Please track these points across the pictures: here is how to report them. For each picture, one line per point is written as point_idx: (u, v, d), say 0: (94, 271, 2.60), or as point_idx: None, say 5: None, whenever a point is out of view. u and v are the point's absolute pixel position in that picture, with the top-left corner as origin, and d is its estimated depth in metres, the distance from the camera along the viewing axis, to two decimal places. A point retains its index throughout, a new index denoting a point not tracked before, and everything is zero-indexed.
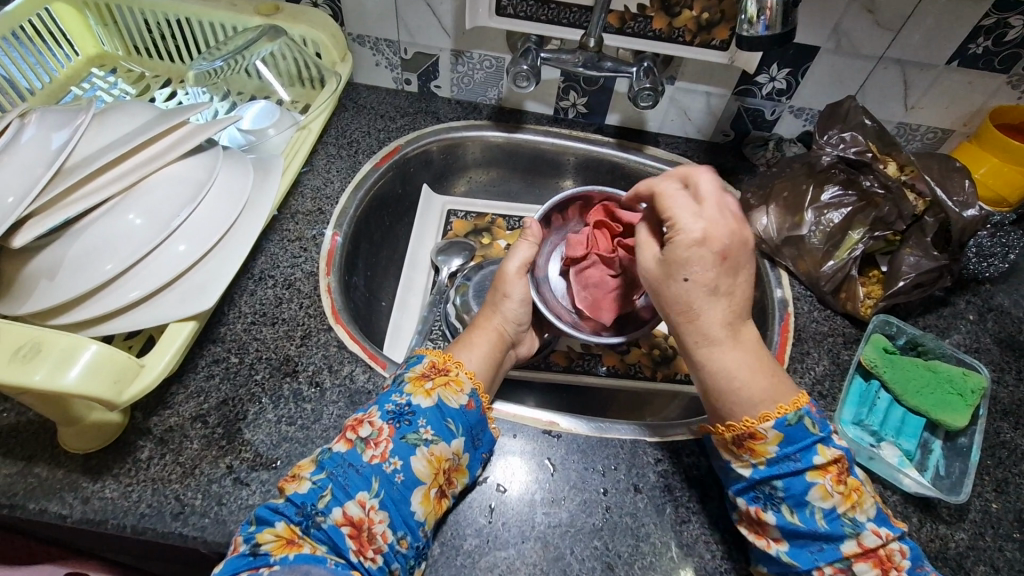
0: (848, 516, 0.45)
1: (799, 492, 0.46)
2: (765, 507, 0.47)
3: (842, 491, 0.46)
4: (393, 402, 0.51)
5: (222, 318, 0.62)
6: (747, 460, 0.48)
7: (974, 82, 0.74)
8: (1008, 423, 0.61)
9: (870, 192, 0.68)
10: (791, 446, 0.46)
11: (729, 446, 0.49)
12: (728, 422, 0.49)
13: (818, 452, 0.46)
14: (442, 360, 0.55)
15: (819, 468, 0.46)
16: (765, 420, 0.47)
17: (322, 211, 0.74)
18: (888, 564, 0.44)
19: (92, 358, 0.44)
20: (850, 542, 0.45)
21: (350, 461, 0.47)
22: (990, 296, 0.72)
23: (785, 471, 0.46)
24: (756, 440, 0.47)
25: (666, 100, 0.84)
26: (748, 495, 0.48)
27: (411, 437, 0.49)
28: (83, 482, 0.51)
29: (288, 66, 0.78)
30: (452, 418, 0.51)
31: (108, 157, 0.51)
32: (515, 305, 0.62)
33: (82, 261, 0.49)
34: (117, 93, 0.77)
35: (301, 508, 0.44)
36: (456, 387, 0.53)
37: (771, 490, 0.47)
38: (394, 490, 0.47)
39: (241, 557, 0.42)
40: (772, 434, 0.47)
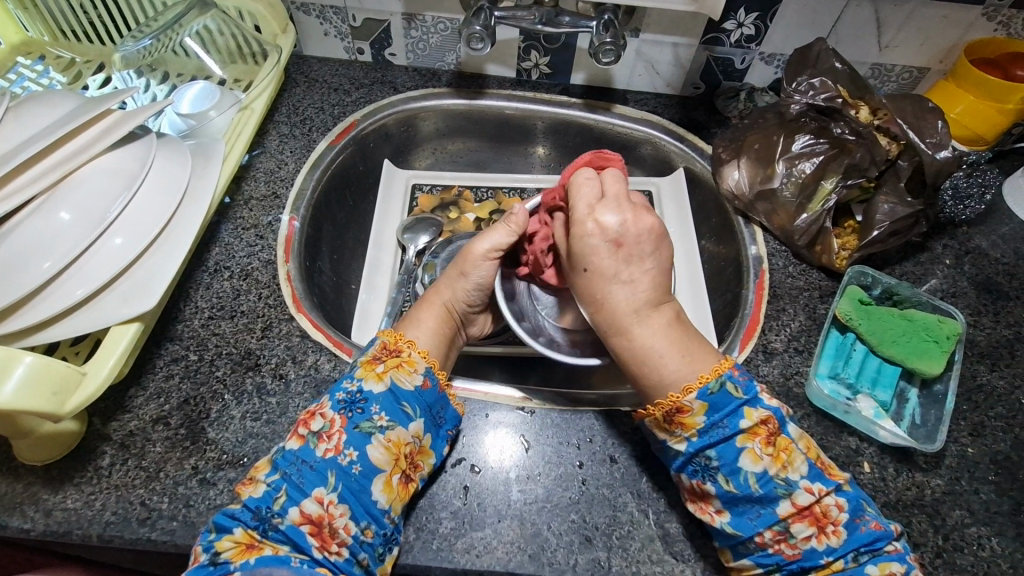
0: (780, 477, 0.45)
1: (731, 459, 0.46)
2: (703, 479, 0.47)
3: (772, 453, 0.45)
4: (345, 389, 0.50)
5: (179, 315, 0.60)
6: (680, 435, 0.47)
7: (948, 15, 0.71)
8: (984, 366, 0.61)
9: (841, 139, 0.66)
10: (717, 414, 0.46)
11: (663, 425, 0.49)
12: (655, 401, 0.49)
13: (744, 415, 0.46)
14: (393, 340, 0.53)
15: (747, 433, 0.46)
16: (686, 393, 0.47)
17: (277, 194, 0.70)
18: (824, 520, 0.45)
19: (26, 371, 0.42)
20: (784, 504, 0.45)
21: (303, 457, 0.46)
22: (968, 239, 0.71)
23: (715, 440, 0.46)
24: (683, 414, 0.47)
25: (631, 54, 0.80)
26: (688, 469, 0.48)
27: (364, 426, 0.48)
28: (44, 493, 0.50)
29: (226, 41, 0.73)
30: (407, 401, 0.50)
31: (26, 153, 0.47)
32: (468, 286, 0.58)
33: (9, 265, 0.46)
34: (47, 82, 0.72)
35: (257, 512, 0.44)
36: (409, 368, 0.51)
37: (705, 461, 0.46)
38: (352, 481, 0.46)
39: (202, 568, 0.42)
40: (697, 405, 0.47)
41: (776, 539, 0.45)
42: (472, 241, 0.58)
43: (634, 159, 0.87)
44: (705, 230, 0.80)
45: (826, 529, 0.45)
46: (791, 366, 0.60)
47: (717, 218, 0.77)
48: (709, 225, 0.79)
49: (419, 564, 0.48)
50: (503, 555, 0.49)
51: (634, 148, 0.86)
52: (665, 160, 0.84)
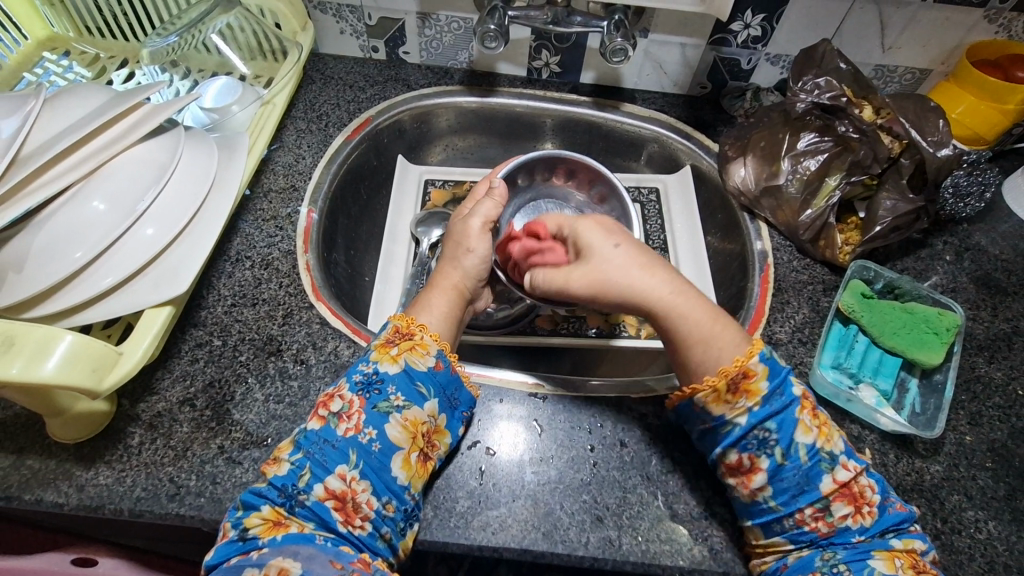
0: (825, 451, 0.48)
1: (788, 430, 0.48)
2: (756, 453, 0.48)
3: (817, 426, 0.49)
4: (361, 371, 0.52)
5: (202, 302, 0.62)
6: (744, 405, 0.49)
7: (950, 17, 0.73)
8: (982, 358, 0.63)
9: (846, 137, 0.68)
10: (776, 382, 0.49)
11: (723, 397, 0.50)
12: (718, 371, 0.50)
13: (795, 386, 0.50)
14: (406, 324, 0.55)
15: (800, 404, 0.49)
16: (751, 356, 0.50)
17: (295, 187, 0.72)
18: (861, 501, 0.47)
19: (67, 348, 0.44)
20: (827, 479, 0.47)
21: (325, 437, 0.48)
22: (968, 236, 0.73)
23: (776, 410, 0.49)
24: (749, 380, 0.49)
25: (640, 54, 0.82)
26: (741, 444, 0.49)
27: (381, 405, 0.50)
28: (76, 470, 0.52)
29: (247, 37, 0.75)
30: (421, 381, 0.52)
31: (65, 143, 0.49)
32: (476, 261, 0.62)
33: (49, 251, 0.49)
34: (72, 77, 0.75)
35: (283, 490, 0.46)
36: (422, 350, 0.53)
37: (763, 434, 0.48)
38: (372, 459, 0.48)
39: (230, 543, 0.44)
40: (761, 369, 0.50)
41: (815, 516, 0.47)
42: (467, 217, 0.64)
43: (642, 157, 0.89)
44: (710, 226, 0.82)
45: (863, 509, 0.47)
46: (795, 356, 0.62)
47: (722, 214, 0.79)
48: (714, 221, 0.81)
49: (437, 541, 0.50)
50: (517, 532, 0.51)
51: (641, 146, 0.88)
52: (672, 157, 0.86)
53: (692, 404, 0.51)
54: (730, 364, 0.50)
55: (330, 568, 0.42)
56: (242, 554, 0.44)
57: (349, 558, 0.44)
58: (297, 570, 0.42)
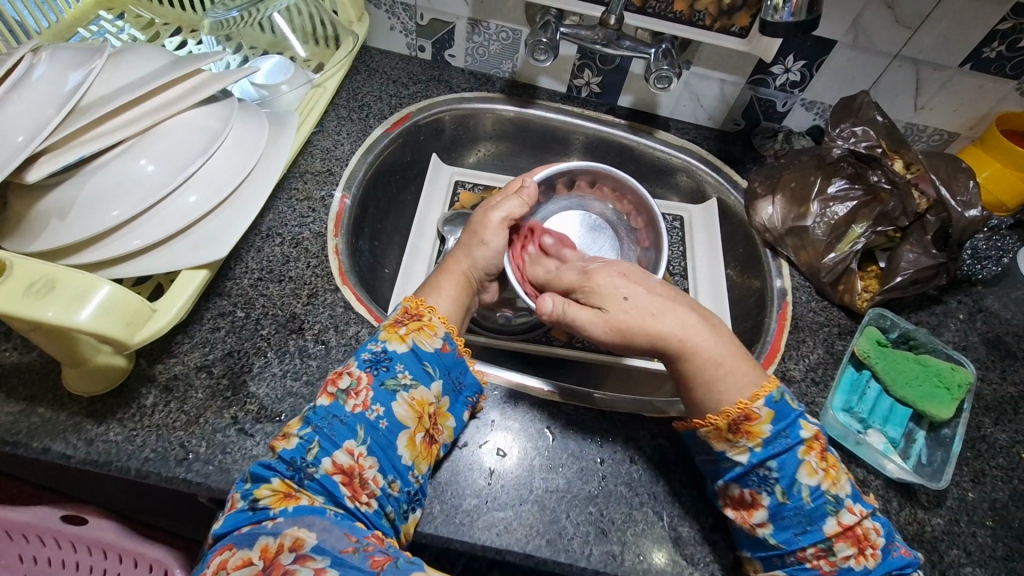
0: (831, 494, 0.47)
1: (790, 471, 0.47)
2: (758, 490, 0.48)
3: (824, 467, 0.48)
4: (369, 349, 0.52)
5: (229, 273, 0.62)
6: (745, 445, 0.48)
7: (984, 85, 0.75)
8: (989, 418, 0.64)
9: (876, 187, 0.70)
10: (780, 424, 0.48)
11: (724, 434, 0.50)
12: (722, 409, 0.50)
13: (802, 428, 0.49)
14: (414, 305, 0.55)
15: (805, 446, 0.48)
16: (755, 399, 0.49)
17: (331, 171, 0.73)
18: (864, 542, 0.47)
19: (106, 298, 0.44)
20: (831, 521, 0.47)
21: (334, 412, 0.48)
22: (982, 298, 0.74)
23: (779, 450, 0.48)
24: (751, 421, 0.49)
25: (680, 85, 0.84)
26: (742, 479, 0.49)
27: (390, 383, 0.50)
28: (87, 424, 0.51)
29: (303, 21, 0.77)
30: (428, 361, 0.52)
31: (124, 98, 0.50)
32: (488, 253, 0.63)
33: (94, 201, 0.49)
34: (126, 39, 0.76)
35: (292, 463, 0.46)
36: (430, 331, 0.53)
37: (765, 472, 0.48)
38: (380, 436, 0.48)
39: (240, 513, 0.44)
40: (765, 412, 0.49)
41: (818, 554, 0.47)
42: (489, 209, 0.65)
43: (669, 185, 0.91)
44: (731, 259, 0.83)
45: (865, 550, 0.47)
46: (807, 395, 0.63)
47: (744, 249, 0.81)
48: (735, 255, 0.83)
49: (440, 535, 0.50)
50: (522, 536, 0.50)
51: (670, 174, 0.89)
52: (699, 188, 0.88)
53: (696, 435, 0.52)
54: (732, 406, 0.50)
55: (345, 541, 0.42)
56: (253, 523, 0.43)
57: (362, 532, 0.44)
58: (311, 540, 0.41)
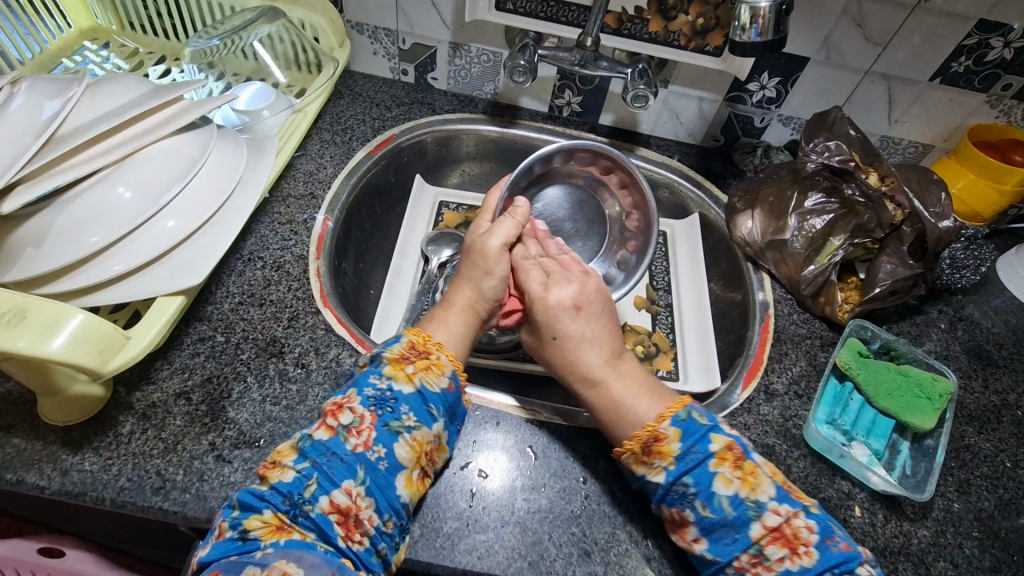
0: (750, 500, 0.47)
1: (706, 485, 0.48)
2: (682, 507, 0.48)
3: (739, 476, 0.48)
4: (373, 386, 0.51)
5: (210, 297, 0.62)
6: (658, 465, 0.49)
7: (954, 99, 0.77)
8: (972, 427, 0.64)
9: (851, 200, 0.71)
10: (689, 441, 0.49)
11: (640, 458, 0.51)
12: (633, 434, 0.52)
13: (711, 441, 0.49)
14: (422, 340, 0.56)
15: (716, 458, 0.49)
16: (662, 421, 0.51)
17: (314, 195, 0.73)
18: (796, 542, 0.46)
19: (78, 326, 0.45)
20: (756, 525, 0.47)
21: (333, 450, 0.47)
22: (962, 307, 0.75)
23: (691, 465, 0.48)
24: (660, 442, 0.50)
25: (659, 103, 0.86)
26: (668, 499, 0.49)
27: (392, 424, 0.49)
28: (62, 454, 0.51)
29: (285, 48, 0.79)
30: (434, 402, 0.52)
31: (101, 127, 0.51)
32: (493, 283, 0.59)
33: (70, 230, 0.49)
34: (110, 68, 0.77)
35: (287, 497, 0.45)
36: (437, 371, 0.53)
37: (682, 489, 0.48)
38: (379, 476, 0.47)
39: (230, 542, 0.43)
40: (672, 431, 0.50)
41: (753, 562, 0.46)
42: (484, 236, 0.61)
43: None
44: (714, 273, 0.84)
45: (799, 550, 0.46)
46: (790, 408, 0.63)
47: (726, 263, 0.81)
48: (718, 269, 0.83)
49: (420, 560, 0.49)
50: (503, 559, 0.50)
51: (652, 190, 0.90)
52: (681, 204, 0.88)
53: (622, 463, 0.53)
54: (642, 429, 0.52)
55: None
56: (242, 553, 0.42)
57: (350, 574, 0.43)
58: None
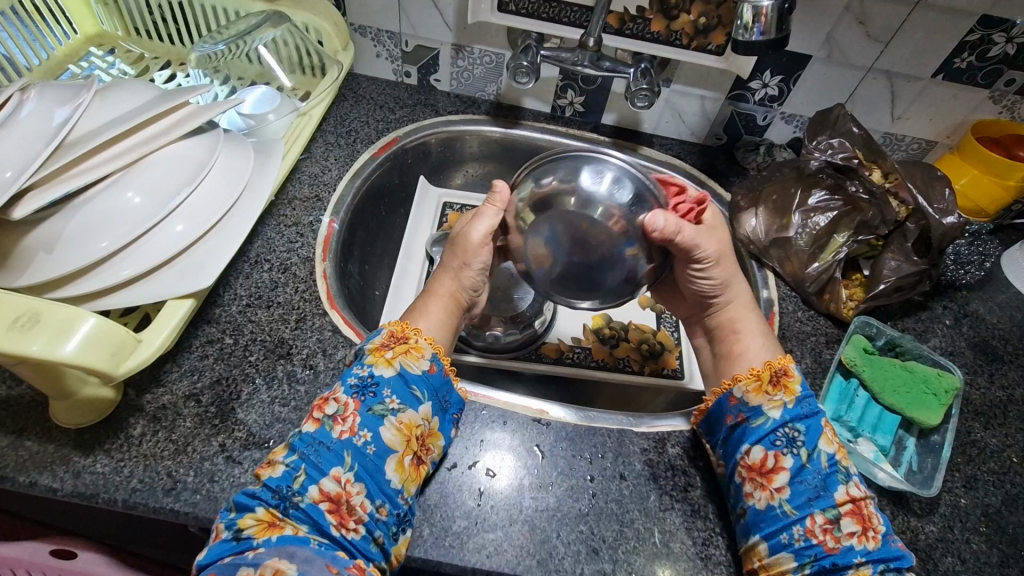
0: (843, 465, 0.50)
1: (814, 434, 0.51)
2: (782, 450, 0.50)
3: (838, 443, 0.51)
4: (356, 375, 0.52)
5: (218, 299, 0.63)
6: (780, 399, 0.52)
7: (957, 95, 0.77)
8: (979, 423, 0.64)
9: (855, 197, 0.71)
10: (807, 393, 0.53)
11: (764, 389, 0.54)
12: (757, 370, 0.55)
13: (823, 404, 0.53)
14: (400, 329, 0.56)
15: (825, 419, 0.52)
16: (789, 364, 0.55)
17: (319, 197, 0.74)
18: (868, 524, 0.48)
19: (90, 330, 0.45)
20: (842, 489, 0.49)
21: (320, 439, 0.48)
22: (967, 303, 0.75)
23: (807, 414, 0.52)
24: (789, 378, 0.54)
25: (661, 102, 0.86)
26: (767, 440, 0.51)
27: (377, 408, 0.50)
28: (74, 456, 0.51)
29: (289, 52, 0.80)
30: (416, 385, 0.52)
31: (110, 133, 0.51)
32: (472, 273, 0.62)
33: (80, 235, 0.50)
34: (116, 73, 0.77)
35: (277, 491, 0.45)
36: (417, 354, 0.54)
37: (791, 433, 0.51)
38: (367, 461, 0.48)
39: (224, 543, 0.43)
40: (797, 376, 0.54)
41: (825, 528, 0.47)
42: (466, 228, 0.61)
43: None
44: None
45: (869, 532, 0.47)
46: None
47: None
48: None
49: (430, 559, 0.50)
50: (512, 557, 0.50)
51: None
52: None
53: (723, 400, 0.55)
54: (772, 363, 0.56)
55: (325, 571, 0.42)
56: (236, 554, 0.43)
57: (344, 562, 0.44)
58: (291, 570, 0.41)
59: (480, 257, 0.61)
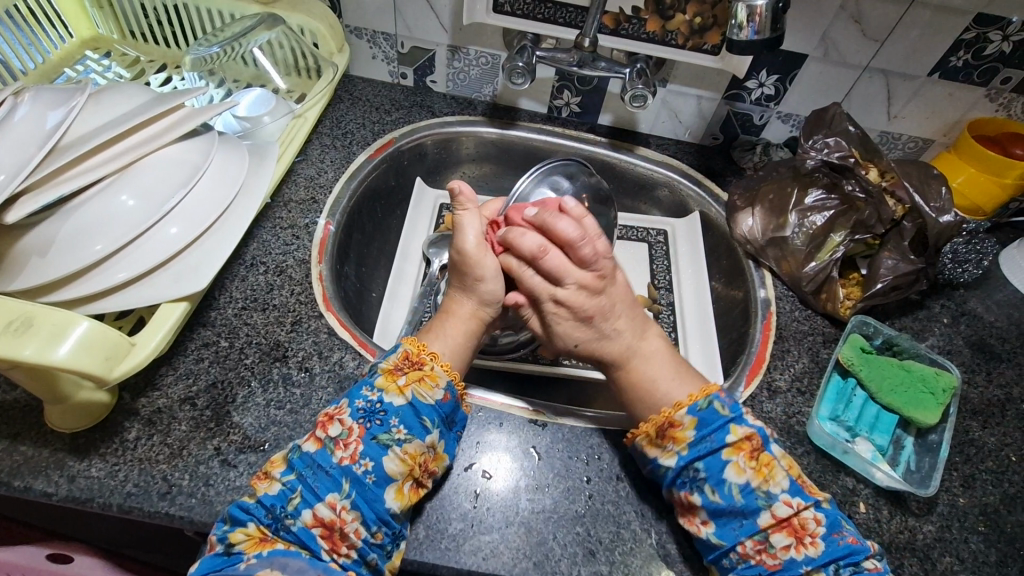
0: (762, 489, 0.49)
1: (716, 471, 0.49)
2: (691, 490, 0.50)
3: (754, 466, 0.49)
4: (364, 397, 0.51)
5: (214, 303, 0.63)
6: (671, 449, 0.51)
7: (954, 93, 0.77)
8: (976, 422, 0.63)
9: (851, 196, 0.71)
10: (706, 430, 0.51)
11: (654, 441, 0.53)
12: (649, 418, 0.54)
13: (729, 431, 0.51)
14: (416, 351, 0.54)
15: (731, 448, 0.50)
16: (679, 408, 0.53)
17: (315, 200, 0.74)
18: (803, 532, 0.48)
19: (84, 334, 0.45)
20: (764, 514, 0.48)
21: (320, 462, 0.48)
22: (964, 301, 0.75)
23: (704, 453, 0.50)
24: (675, 428, 0.52)
25: (657, 102, 0.86)
26: (677, 482, 0.51)
27: (381, 437, 0.49)
28: (69, 460, 0.51)
29: (284, 54, 0.79)
30: (426, 414, 0.51)
31: (104, 136, 0.51)
32: (489, 286, 0.58)
33: (74, 239, 0.50)
34: (111, 76, 0.77)
35: (270, 511, 0.46)
36: (431, 382, 0.52)
37: (693, 473, 0.50)
38: (365, 490, 0.47)
39: (216, 556, 0.45)
40: (688, 419, 0.52)
41: (758, 549, 0.48)
42: (456, 239, 0.59)
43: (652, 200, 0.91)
44: (715, 271, 0.84)
45: (805, 540, 0.47)
46: (793, 405, 0.63)
47: (727, 261, 0.81)
48: (719, 267, 0.83)
49: (426, 561, 0.49)
50: (508, 559, 0.50)
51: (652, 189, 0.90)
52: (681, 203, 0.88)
53: (635, 447, 0.54)
54: (662, 413, 0.54)
55: None
56: (226, 567, 0.44)
57: None
58: None
59: (487, 267, 0.58)
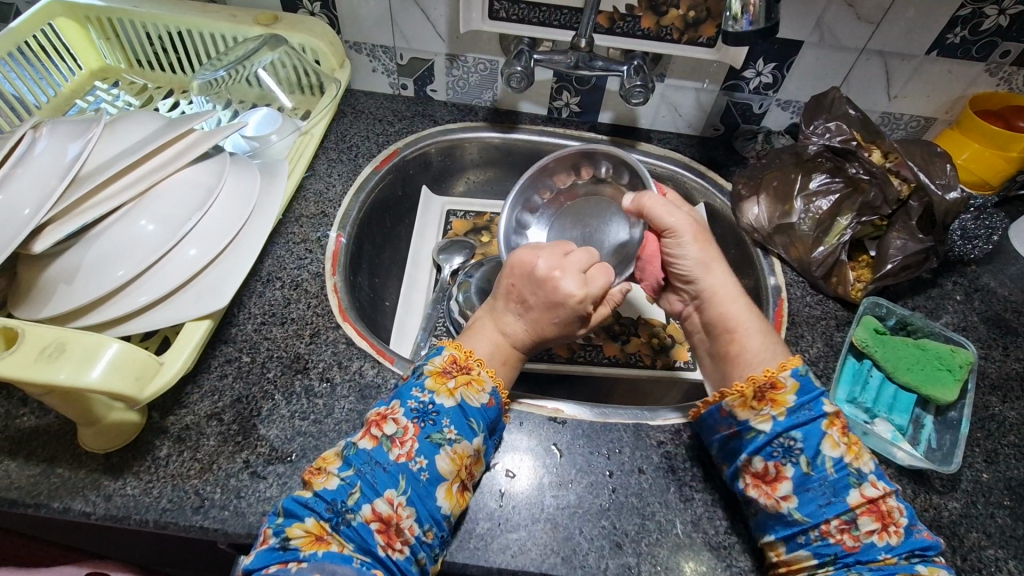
0: (853, 467, 0.49)
1: (813, 442, 0.49)
2: (782, 461, 0.50)
3: (846, 441, 0.50)
4: (415, 398, 0.52)
5: (233, 320, 0.64)
6: (770, 413, 0.51)
7: (953, 70, 0.77)
8: (996, 397, 0.63)
9: (856, 178, 0.70)
10: (804, 397, 0.51)
11: (750, 403, 0.53)
12: (748, 379, 0.54)
13: (825, 403, 0.51)
14: (463, 356, 0.56)
15: (829, 419, 0.50)
16: (782, 369, 0.53)
17: (325, 214, 0.75)
18: (888, 519, 0.47)
19: (114, 356, 0.47)
20: (853, 492, 0.48)
21: (376, 458, 0.49)
22: (977, 277, 0.75)
23: (804, 420, 0.50)
24: (777, 390, 0.52)
25: (656, 97, 0.86)
26: (765, 450, 0.51)
27: (435, 437, 0.50)
28: (104, 480, 0.52)
29: (288, 73, 0.81)
30: (474, 416, 0.52)
31: (121, 164, 0.53)
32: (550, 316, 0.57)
33: (98, 265, 0.51)
34: (122, 105, 0.80)
35: (331, 504, 0.46)
36: (478, 386, 0.54)
37: (786, 442, 0.50)
38: (420, 487, 0.48)
39: (271, 551, 0.44)
40: (790, 383, 0.52)
41: (841, 528, 0.48)
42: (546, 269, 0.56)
43: None
44: None
45: (888, 528, 0.47)
46: None
47: (735, 249, 0.82)
48: (728, 256, 0.83)
49: (457, 562, 0.50)
50: (537, 556, 0.51)
51: None
52: (686, 194, 0.89)
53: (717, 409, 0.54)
54: (759, 373, 0.54)
55: None
56: (283, 563, 0.43)
57: None
58: None
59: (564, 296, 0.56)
